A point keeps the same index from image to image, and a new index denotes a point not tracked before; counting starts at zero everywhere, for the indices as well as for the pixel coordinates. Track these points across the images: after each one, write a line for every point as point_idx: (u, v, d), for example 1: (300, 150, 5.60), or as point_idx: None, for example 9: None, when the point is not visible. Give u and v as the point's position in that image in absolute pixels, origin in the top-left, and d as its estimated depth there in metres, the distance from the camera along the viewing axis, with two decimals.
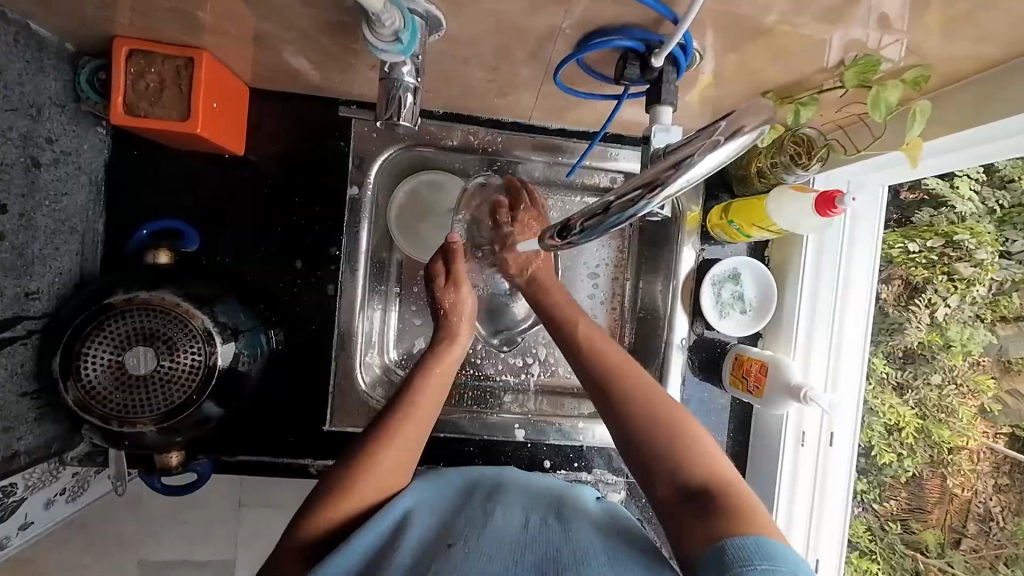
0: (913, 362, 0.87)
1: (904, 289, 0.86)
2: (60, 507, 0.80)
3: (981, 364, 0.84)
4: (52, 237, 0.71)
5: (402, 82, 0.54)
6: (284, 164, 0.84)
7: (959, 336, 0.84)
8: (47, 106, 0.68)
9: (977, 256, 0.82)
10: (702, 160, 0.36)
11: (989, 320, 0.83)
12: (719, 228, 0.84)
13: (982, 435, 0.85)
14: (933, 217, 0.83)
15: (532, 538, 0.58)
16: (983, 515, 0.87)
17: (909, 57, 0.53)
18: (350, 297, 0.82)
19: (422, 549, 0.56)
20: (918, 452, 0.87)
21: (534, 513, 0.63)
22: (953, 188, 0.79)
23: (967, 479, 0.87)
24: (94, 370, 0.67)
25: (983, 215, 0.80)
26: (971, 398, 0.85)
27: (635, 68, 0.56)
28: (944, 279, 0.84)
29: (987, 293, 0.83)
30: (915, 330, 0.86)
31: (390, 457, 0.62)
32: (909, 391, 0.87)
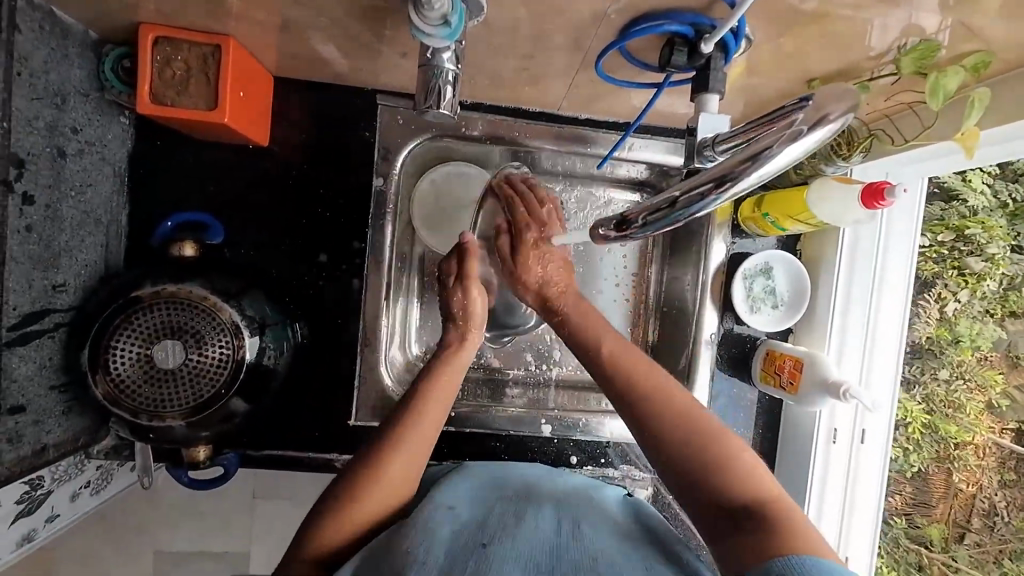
0: (920, 355, 0.86)
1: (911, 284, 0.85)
2: (86, 500, 0.80)
3: (990, 359, 0.84)
4: (78, 229, 0.70)
5: (442, 69, 0.52)
6: (308, 155, 0.83)
7: (967, 332, 0.84)
8: (72, 94, 0.66)
9: (988, 251, 0.82)
10: (780, 153, 0.34)
11: (998, 316, 0.83)
12: (751, 221, 0.82)
13: (988, 430, 0.85)
14: (944, 211, 0.83)
15: (568, 540, 0.57)
16: (988, 510, 0.87)
17: (970, 44, 0.51)
18: (376, 290, 0.81)
19: (456, 548, 0.54)
20: (924, 448, 0.87)
21: (565, 513, 0.62)
22: (966, 182, 0.80)
23: (971, 475, 0.86)
24: (123, 365, 0.66)
25: (995, 210, 0.81)
26: (979, 394, 0.84)
27: (682, 55, 0.53)
28: (954, 274, 0.84)
29: (996, 289, 0.83)
30: (923, 325, 0.85)
31: (377, 491, 0.60)
32: (915, 387, 0.86)
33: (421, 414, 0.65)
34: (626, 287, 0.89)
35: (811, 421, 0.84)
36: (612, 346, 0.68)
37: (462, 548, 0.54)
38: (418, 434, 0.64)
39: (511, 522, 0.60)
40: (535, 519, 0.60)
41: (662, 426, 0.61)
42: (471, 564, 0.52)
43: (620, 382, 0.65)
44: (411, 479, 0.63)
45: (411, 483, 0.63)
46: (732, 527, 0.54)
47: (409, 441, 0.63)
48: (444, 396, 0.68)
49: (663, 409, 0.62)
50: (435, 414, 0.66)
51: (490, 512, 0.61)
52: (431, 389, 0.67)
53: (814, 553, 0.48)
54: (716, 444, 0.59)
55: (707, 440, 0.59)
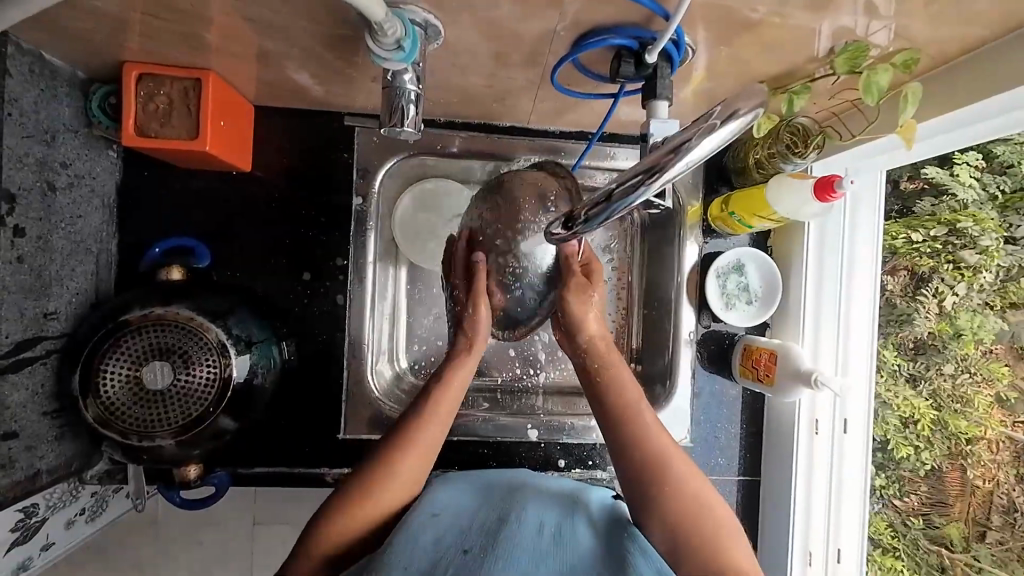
0: (925, 353, 0.87)
1: (909, 280, 0.88)
2: (81, 526, 0.81)
3: (995, 351, 0.85)
4: (69, 258, 0.73)
5: (404, 90, 0.55)
6: (289, 178, 0.86)
7: (968, 324, 0.86)
8: (61, 131, 0.70)
9: (981, 243, 0.84)
10: (700, 144, 0.36)
11: (999, 307, 0.85)
12: (719, 221, 0.85)
13: (999, 424, 0.86)
14: (935, 206, 0.84)
15: (552, 550, 0.58)
16: (1007, 506, 0.87)
17: (897, 43, 0.54)
18: (360, 305, 0.83)
19: (438, 553, 0.56)
20: (936, 444, 0.87)
21: (549, 518, 0.63)
22: (953, 176, 0.81)
23: (987, 470, 0.87)
24: (112, 387, 0.68)
25: (986, 202, 0.83)
26: (987, 387, 0.86)
27: (630, 65, 0.57)
28: (950, 268, 0.86)
29: (995, 280, 0.85)
30: (924, 320, 0.87)
31: (392, 486, 0.62)
32: (922, 383, 0.88)
33: (436, 411, 0.66)
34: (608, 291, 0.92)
35: (792, 413, 0.85)
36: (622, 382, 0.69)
37: (445, 557, 0.55)
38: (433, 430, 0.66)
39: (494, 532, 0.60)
40: (518, 530, 0.60)
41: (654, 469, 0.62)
42: (453, 572, 0.53)
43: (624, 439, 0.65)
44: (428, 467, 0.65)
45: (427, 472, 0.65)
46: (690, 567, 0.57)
47: (427, 437, 0.65)
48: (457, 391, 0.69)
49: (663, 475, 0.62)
50: (452, 400, 0.68)
51: (474, 519, 0.62)
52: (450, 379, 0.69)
53: None
54: (693, 493, 0.61)
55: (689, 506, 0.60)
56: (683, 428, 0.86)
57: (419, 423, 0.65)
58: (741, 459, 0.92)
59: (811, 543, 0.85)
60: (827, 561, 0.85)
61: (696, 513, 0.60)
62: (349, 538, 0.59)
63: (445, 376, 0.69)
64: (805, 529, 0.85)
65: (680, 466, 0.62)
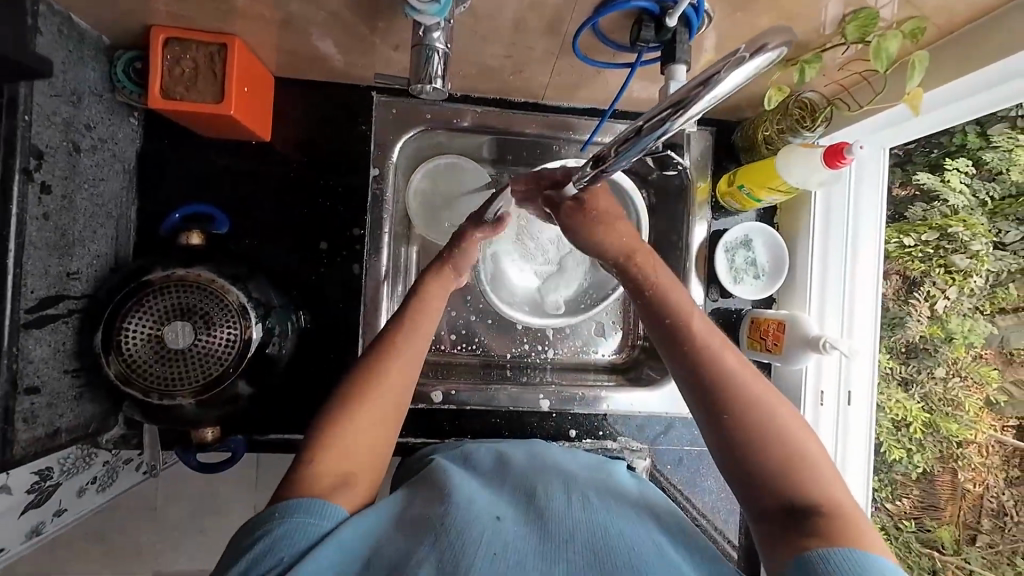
0: (917, 355, 0.89)
1: (902, 284, 0.88)
2: (92, 496, 0.82)
3: (984, 356, 0.87)
4: (91, 220, 0.74)
5: (433, 49, 0.57)
6: (308, 148, 0.87)
7: (959, 328, 0.87)
8: (87, 94, 0.71)
9: (972, 247, 0.85)
10: (728, 77, 0.37)
11: (989, 311, 0.87)
12: (729, 196, 0.87)
13: (989, 427, 0.88)
14: (927, 212, 0.87)
15: (581, 519, 0.59)
16: (997, 509, 0.89)
17: (905, 11, 0.57)
18: (376, 274, 0.85)
19: (473, 512, 0.57)
20: (927, 446, 0.88)
21: (575, 488, 0.64)
22: (944, 182, 0.84)
23: (977, 475, 0.89)
24: (135, 344, 0.69)
25: (976, 208, 0.85)
26: (977, 390, 0.88)
27: (650, 30, 0.59)
28: (941, 271, 0.87)
29: (985, 285, 0.86)
30: (916, 323, 0.88)
31: (378, 404, 0.63)
32: (914, 386, 0.89)
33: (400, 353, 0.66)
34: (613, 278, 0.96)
35: (797, 384, 0.88)
36: (660, 298, 0.65)
37: (479, 516, 0.57)
38: (397, 368, 0.65)
39: (525, 501, 0.62)
40: (551, 493, 0.63)
41: (712, 381, 0.57)
42: (486, 534, 0.55)
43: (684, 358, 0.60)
44: (399, 407, 0.64)
45: (398, 413, 0.64)
46: (765, 487, 0.53)
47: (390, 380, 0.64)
48: (432, 311, 0.71)
49: (731, 398, 0.56)
50: (418, 336, 0.69)
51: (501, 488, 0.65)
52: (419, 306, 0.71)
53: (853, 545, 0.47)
54: (762, 408, 0.55)
55: (768, 433, 0.54)
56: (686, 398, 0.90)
57: (380, 365, 0.65)
58: None
59: None
60: None
61: (770, 432, 0.54)
62: (335, 464, 0.59)
63: (408, 312, 0.70)
64: None
65: (756, 384, 0.56)
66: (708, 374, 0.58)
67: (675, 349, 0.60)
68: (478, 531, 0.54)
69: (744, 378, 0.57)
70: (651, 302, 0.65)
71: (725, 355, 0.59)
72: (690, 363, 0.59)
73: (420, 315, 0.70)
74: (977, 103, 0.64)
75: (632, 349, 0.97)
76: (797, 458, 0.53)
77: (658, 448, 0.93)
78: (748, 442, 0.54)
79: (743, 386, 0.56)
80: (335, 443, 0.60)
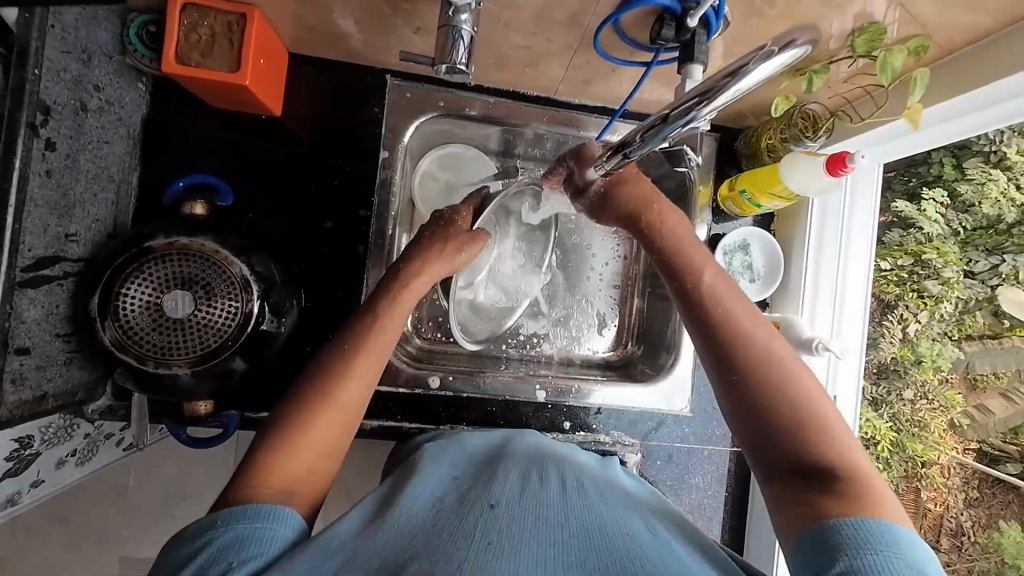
0: (887, 377, 0.99)
1: (878, 305, 1.00)
2: (70, 469, 0.80)
3: (950, 379, 1.00)
4: (93, 182, 0.72)
5: (460, 29, 0.57)
6: (319, 126, 0.87)
7: (928, 352, 0.98)
8: (97, 53, 0.69)
9: (944, 274, 0.97)
10: (756, 70, 0.39)
11: (958, 337, 1.01)
12: (730, 200, 0.90)
13: (951, 449, 1.02)
14: (904, 238, 0.99)
15: (576, 506, 0.60)
16: (955, 529, 1.04)
17: (911, 28, 0.60)
18: (381, 257, 0.85)
19: (463, 509, 0.57)
20: (894, 466, 1.00)
21: (569, 476, 0.66)
22: (921, 211, 0.96)
23: (940, 495, 1.03)
24: (132, 310, 0.68)
25: (950, 237, 0.99)
26: (943, 413, 1.00)
27: (670, 30, 0.60)
28: (915, 296, 0.98)
29: (954, 311, 1.00)
30: (888, 345, 0.98)
31: (344, 394, 0.64)
32: (882, 406, 0.99)
33: (355, 363, 0.66)
34: (608, 276, 0.99)
35: None
36: (683, 265, 0.68)
37: (469, 513, 0.57)
38: (360, 365, 0.66)
39: (520, 485, 0.62)
40: (546, 479, 0.64)
41: (733, 343, 0.60)
42: (479, 527, 0.55)
43: (704, 324, 0.63)
44: (359, 405, 0.65)
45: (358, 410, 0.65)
46: (780, 446, 0.55)
47: (344, 389, 0.64)
48: (400, 310, 0.71)
49: (748, 363, 0.59)
50: (386, 333, 0.69)
51: (492, 475, 0.64)
52: (387, 302, 0.71)
53: (867, 510, 0.48)
54: (781, 371, 0.58)
55: (783, 396, 0.56)
56: (683, 397, 0.91)
57: (344, 363, 0.65)
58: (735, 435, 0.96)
59: None
60: None
61: (788, 394, 0.56)
62: (296, 463, 0.58)
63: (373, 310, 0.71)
64: None
65: (774, 350, 0.59)
66: (729, 337, 0.61)
67: (697, 313, 0.64)
68: (474, 525, 0.55)
69: (764, 343, 0.59)
70: (672, 269, 0.68)
71: (746, 322, 0.61)
72: (712, 325, 0.62)
73: (389, 312, 0.71)
74: (969, 124, 0.68)
75: (626, 347, 0.99)
76: (815, 421, 0.55)
77: (649, 444, 0.95)
78: (764, 404, 0.57)
79: (763, 349, 0.59)
80: (293, 446, 0.59)
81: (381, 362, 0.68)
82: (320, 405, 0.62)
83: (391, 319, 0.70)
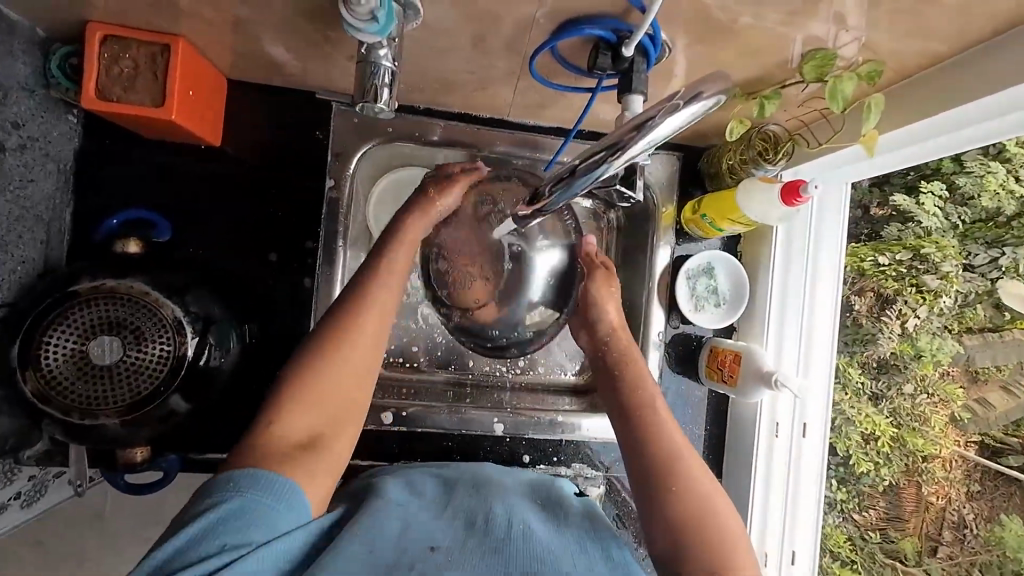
0: (886, 372, 0.87)
1: (874, 301, 0.87)
2: (14, 513, 0.76)
3: (951, 374, 0.85)
4: (16, 224, 0.69)
5: (378, 66, 0.55)
6: (261, 155, 0.84)
7: (928, 346, 0.84)
8: (15, 90, 0.66)
9: (942, 269, 0.83)
10: (662, 122, 0.40)
11: (956, 331, 0.84)
12: (692, 223, 0.86)
13: (953, 443, 0.86)
14: (902, 232, 0.84)
15: (521, 545, 0.58)
16: (958, 522, 0.87)
17: (862, 53, 0.56)
18: (327, 289, 0.82)
19: (402, 547, 0.55)
20: (895, 461, 0.86)
21: (521, 513, 0.63)
22: (918, 205, 0.81)
23: (941, 488, 0.87)
24: (56, 360, 0.65)
25: (948, 231, 0.84)
26: (942, 407, 0.86)
27: (607, 58, 0.57)
28: (912, 291, 0.85)
29: (953, 305, 0.84)
30: (887, 340, 0.86)
31: (357, 345, 0.64)
32: (882, 401, 0.87)
33: (359, 319, 0.65)
34: None
35: (753, 414, 0.88)
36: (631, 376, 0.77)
37: (410, 550, 0.55)
38: (370, 313, 0.65)
39: (463, 523, 0.61)
40: (492, 514, 0.62)
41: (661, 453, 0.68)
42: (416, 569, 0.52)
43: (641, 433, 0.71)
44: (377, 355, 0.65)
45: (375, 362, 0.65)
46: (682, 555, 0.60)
47: (352, 351, 0.63)
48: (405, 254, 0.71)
49: (675, 470, 0.66)
50: (395, 272, 0.69)
51: (438, 513, 0.62)
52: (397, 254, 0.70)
53: None
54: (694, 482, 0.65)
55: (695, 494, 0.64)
56: None
57: (351, 318, 0.64)
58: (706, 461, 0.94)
59: (767, 544, 0.87)
60: (781, 562, 0.86)
61: (699, 505, 0.63)
62: (304, 412, 0.59)
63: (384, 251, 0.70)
64: (761, 526, 0.87)
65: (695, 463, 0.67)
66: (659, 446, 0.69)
67: (632, 421, 0.72)
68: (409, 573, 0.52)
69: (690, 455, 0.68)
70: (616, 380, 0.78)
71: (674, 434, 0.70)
72: (646, 435, 0.70)
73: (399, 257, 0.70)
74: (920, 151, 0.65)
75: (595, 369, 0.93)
76: (722, 538, 0.61)
77: (612, 477, 0.92)
78: (676, 515, 0.63)
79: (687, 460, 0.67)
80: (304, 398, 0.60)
81: (373, 356, 0.65)
82: (324, 358, 0.62)
83: (372, 317, 0.66)
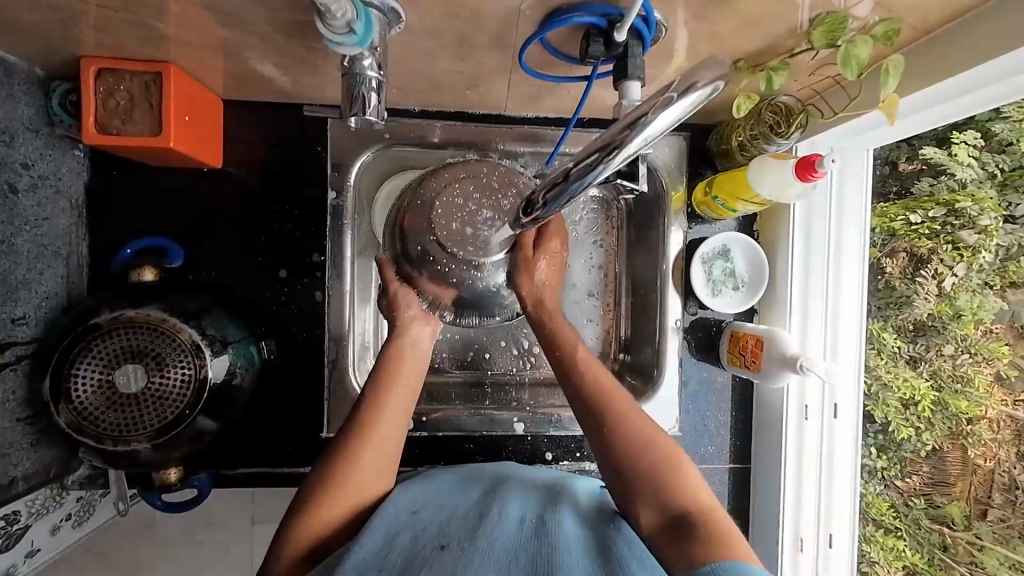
0: (923, 334, 0.80)
1: (907, 261, 0.80)
2: (68, 532, 0.79)
3: (993, 331, 0.76)
4: (36, 261, 0.72)
5: (365, 77, 0.54)
6: (262, 172, 0.84)
7: (968, 305, 0.77)
8: (22, 131, 0.68)
9: (981, 223, 0.75)
10: (657, 117, 0.41)
11: (997, 287, 0.76)
12: (705, 205, 0.83)
13: (999, 403, 0.76)
14: (933, 186, 0.77)
15: (528, 540, 0.56)
16: (1009, 483, 0.77)
17: (876, 13, 0.52)
18: (338, 301, 0.82)
19: (413, 548, 0.54)
20: (936, 424, 0.79)
21: (528, 509, 0.61)
22: (951, 155, 0.73)
23: (988, 449, 0.77)
24: (84, 392, 0.67)
25: (984, 181, 0.74)
26: (985, 366, 0.77)
27: (599, 45, 0.55)
28: (948, 249, 0.77)
29: (993, 260, 0.75)
30: (922, 301, 0.79)
31: (387, 417, 0.65)
32: (921, 363, 0.80)
33: (383, 398, 0.66)
34: (592, 283, 0.89)
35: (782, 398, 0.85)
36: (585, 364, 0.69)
37: (420, 548, 0.54)
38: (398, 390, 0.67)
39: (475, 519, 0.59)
40: (504, 509, 0.61)
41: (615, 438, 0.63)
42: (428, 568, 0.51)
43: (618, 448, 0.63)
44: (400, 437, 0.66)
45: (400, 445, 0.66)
46: (663, 529, 0.56)
47: (382, 426, 0.65)
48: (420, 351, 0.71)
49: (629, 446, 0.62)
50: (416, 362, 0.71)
51: (455, 508, 0.62)
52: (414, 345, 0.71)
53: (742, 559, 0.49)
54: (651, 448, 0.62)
55: (692, 495, 0.58)
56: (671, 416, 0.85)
57: (378, 396, 0.66)
58: (732, 446, 0.92)
59: (801, 528, 0.86)
60: (819, 544, 0.85)
61: (664, 475, 0.60)
62: (335, 514, 0.59)
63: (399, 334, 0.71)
64: (795, 510, 0.85)
65: (656, 438, 0.63)
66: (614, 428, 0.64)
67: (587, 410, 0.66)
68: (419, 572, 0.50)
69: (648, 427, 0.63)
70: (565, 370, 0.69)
71: (628, 412, 0.65)
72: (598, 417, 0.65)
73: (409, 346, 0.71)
74: (929, 118, 0.63)
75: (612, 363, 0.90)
76: (696, 507, 0.57)
77: None
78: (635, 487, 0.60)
79: (647, 440, 0.62)
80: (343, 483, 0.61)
81: (398, 430, 0.66)
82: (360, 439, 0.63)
83: (399, 394, 0.67)
